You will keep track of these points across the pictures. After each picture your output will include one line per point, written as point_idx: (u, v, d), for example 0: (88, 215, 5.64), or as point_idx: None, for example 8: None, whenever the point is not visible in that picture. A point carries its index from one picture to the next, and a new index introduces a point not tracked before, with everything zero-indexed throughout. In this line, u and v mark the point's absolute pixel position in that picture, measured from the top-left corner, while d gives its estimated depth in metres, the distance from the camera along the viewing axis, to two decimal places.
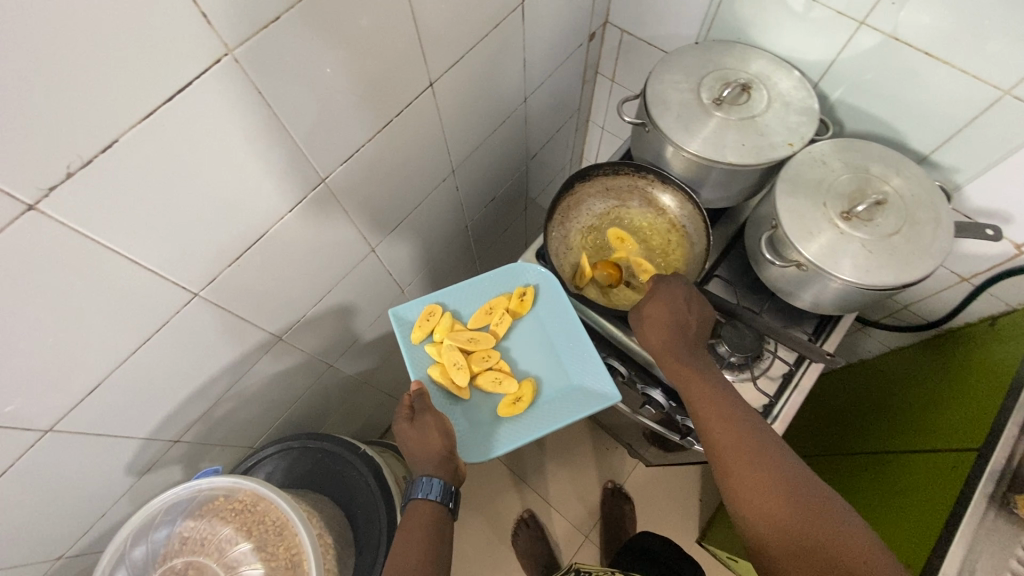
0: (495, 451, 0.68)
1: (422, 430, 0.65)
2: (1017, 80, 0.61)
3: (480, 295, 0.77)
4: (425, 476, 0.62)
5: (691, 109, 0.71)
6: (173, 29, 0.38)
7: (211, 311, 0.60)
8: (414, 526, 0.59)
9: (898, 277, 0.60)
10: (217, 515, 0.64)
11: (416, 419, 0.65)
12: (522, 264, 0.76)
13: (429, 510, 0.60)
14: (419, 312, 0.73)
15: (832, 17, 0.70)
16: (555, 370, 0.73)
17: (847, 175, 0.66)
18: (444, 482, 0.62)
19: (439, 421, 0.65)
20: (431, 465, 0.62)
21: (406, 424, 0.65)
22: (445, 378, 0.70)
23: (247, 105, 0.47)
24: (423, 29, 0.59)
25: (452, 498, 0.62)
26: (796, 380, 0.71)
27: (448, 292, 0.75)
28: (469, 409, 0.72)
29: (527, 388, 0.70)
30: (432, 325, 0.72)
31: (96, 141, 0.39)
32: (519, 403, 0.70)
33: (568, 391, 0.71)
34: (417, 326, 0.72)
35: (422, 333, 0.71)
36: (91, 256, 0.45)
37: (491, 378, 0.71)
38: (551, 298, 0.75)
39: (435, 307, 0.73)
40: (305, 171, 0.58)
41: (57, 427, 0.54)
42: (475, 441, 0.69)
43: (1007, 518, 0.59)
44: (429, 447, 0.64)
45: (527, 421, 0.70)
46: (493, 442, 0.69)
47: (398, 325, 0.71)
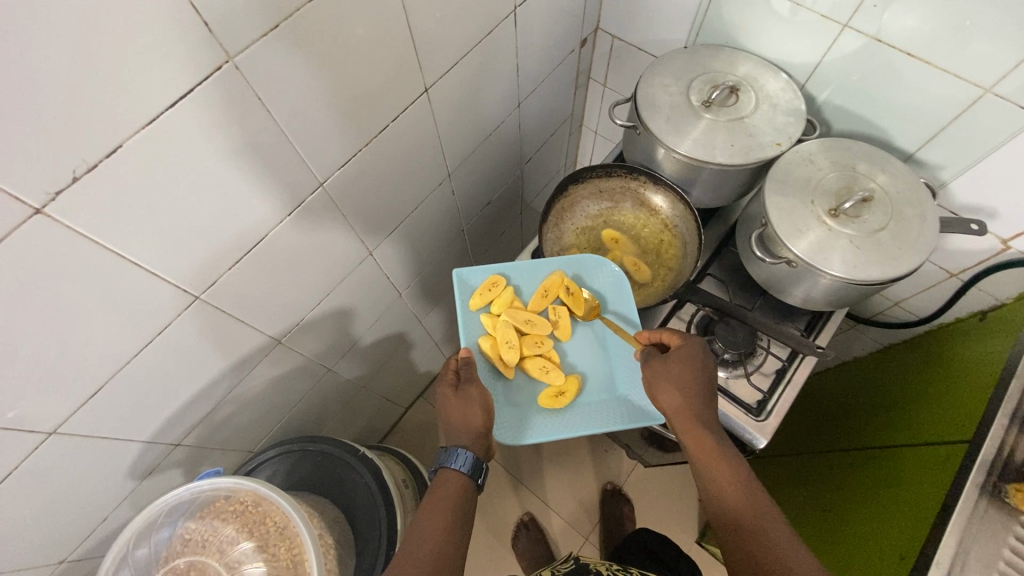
0: (526, 438, 0.67)
1: (466, 402, 0.65)
2: (998, 78, 0.63)
3: (545, 279, 0.76)
4: (460, 448, 0.62)
5: (682, 111, 0.73)
6: (175, 38, 0.40)
7: (211, 314, 0.61)
8: (443, 495, 0.59)
9: (886, 272, 0.62)
10: (218, 517, 0.65)
11: (460, 388, 0.66)
12: (594, 258, 0.76)
13: (458, 482, 0.61)
14: (482, 280, 0.73)
15: (816, 21, 0.72)
16: (602, 374, 0.73)
17: (834, 173, 0.68)
18: (476, 457, 0.62)
19: (483, 396, 0.66)
20: (466, 439, 0.63)
21: (450, 390, 0.66)
22: (494, 352, 0.70)
23: (247, 110, 0.48)
24: (417, 36, 0.60)
25: (481, 474, 0.63)
26: (789, 375, 0.72)
27: (514, 269, 0.74)
28: (508, 389, 0.71)
29: (573, 384, 0.70)
30: (493, 297, 0.71)
31: (101, 146, 0.40)
32: (561, 397, 0.69)
33: (613, 398, 0.72)
34: (478, 294, 0.71)
35: (482, 302, 0.71)
36: (95, 259, 0.46)
37: (538, 365, 0.70)
38: (616, 300, 0.75)
39: (499, 279, 0.72)
40: (303, 175, 0.59)
41: (60, 430, 0.54)
42: (511, 423, 0.69)
43: (999, 507, 0.60)
44: (468, 418, 0.64)
45: (565, 418, 0.69)
46: (526, 429, 0.68)
47: (459, 286, 0.72)
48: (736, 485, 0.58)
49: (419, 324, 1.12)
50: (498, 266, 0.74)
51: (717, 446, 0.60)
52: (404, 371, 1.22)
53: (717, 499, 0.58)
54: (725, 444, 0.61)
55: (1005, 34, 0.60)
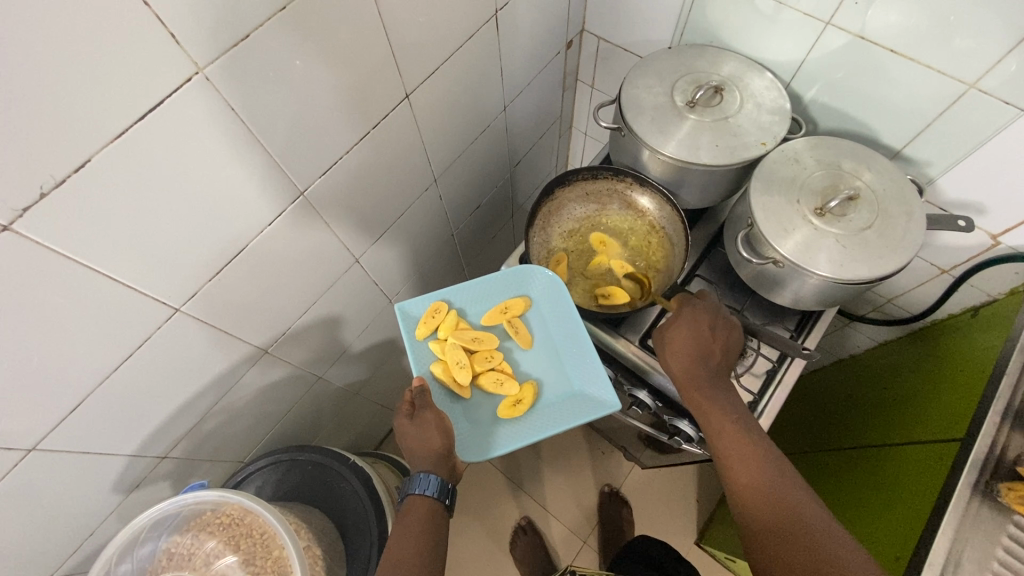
0: (493, 451, 0.66)
1: (423, 427, 0.64)
2: (982, 73, 0.62)
3: (485, 294, 0.75)
4: (424, 472, 0.62)
5: (666, 112, 0.72)
6: (143, 49, 0.39)
7: (194, 325, 0.61)
8: (412, 520, 0.60)
9: (873, 270, 0.61)
10: (204, 529, 0.64)
11: (416, 416, 0.65)
12: (530, 265, 0.74)
13: (427, 506, 0.61)
14: (425, 308, 0.71)
15: (799, 19, 0.71)
16: (555, 376, 0.73)
17: (820, 171, 0.67)
18: (441, 479, 0.62)
19: (439, 419, 0.65)
20: (429, 462, 0.62)
21: (407, 421, 0.65)
22: (447, 376, 0.69)
23: (221, 122, 0.48)
24: (396, 42, 0.60)
25: (450, 495, 0.63)
26: (780, 376, 0.72)
27: (454, 291, 0.73)
28: (468, 409, 0.71)
29: (528, 390, 0.70)
30: (437, 323, 0.70)
31: (69, 161, 0.40)
32: (519, 406, 0.69)
33: (571, 397, 0.70)
34: (422, 323, 0.70)
35: (427, 330, 0.70)
36: (68, 275, 0.45)
37: (493, 379, 0.70)
38: (557, 304, 0.73)
39: (440, 304, 0.72)
40: (284, 184, 0.59)
41: (41, 446, 0.54)
42: (475, 441, 0.68)
43: (992, 506, 0.60)
44: (428, 443, 0.64)
45: (526, 425, 0.69)
46: (492, 441, 0.68)
47: (403, 320, 0.70)
48: (743, 445, 0.60)
49: None
50: (441, 290, 0.73)
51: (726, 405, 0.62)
52: (398, 376, 1.22)
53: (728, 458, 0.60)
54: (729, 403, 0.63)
55: (989, 29, 0.59)
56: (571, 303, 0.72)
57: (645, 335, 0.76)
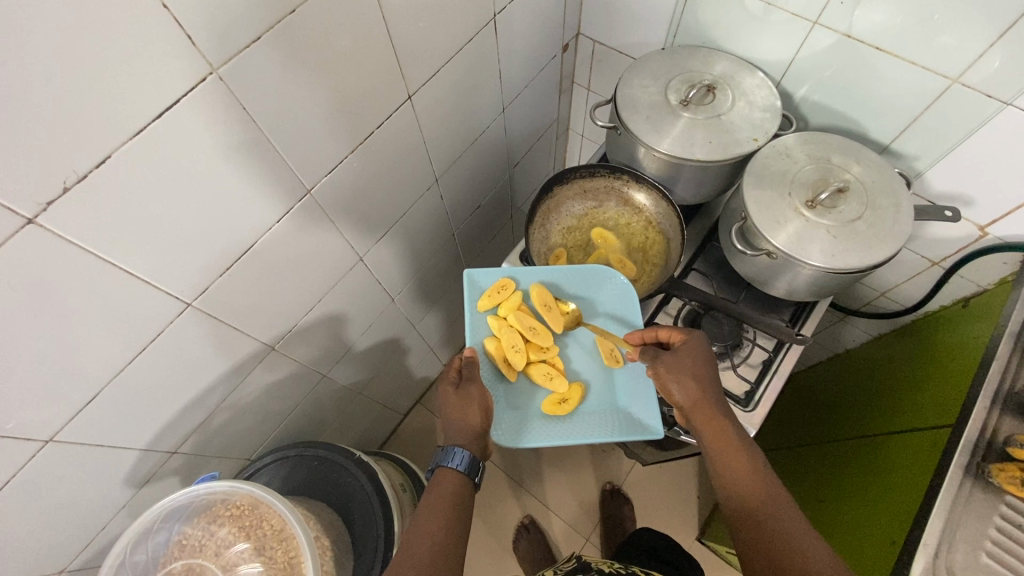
0: (524, 442, 0.68)
1: (465, 400, 0.67)
2: (963, 68, 0.65)
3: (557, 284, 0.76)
4: (457, 447, 0.64)
5: (660, 111, 0.74)
6: (161, 49, 0.41)
7: (204, 321, 0.62)
8: (440, 492, 0.62)
9: (863, 260, 0.63)
10: (214, 520, 0.65)
11: (461, 386, 0.68)
12: (606, 268, 0.76)
13: (455, 480, 0.63)
14: (492, 282, 0.74)
15: (787, 19, 0.74)
16: (607, 383, 0.74)
17: (810, 165, 0.69)
18: (473, 455, 0.64)
19: (482, 395, 0.67)
20: (464, 437, 0.65)
21: (451, 389, 0.68)
22: (497, 353, 0.71)
23: (233, 120, 0.50)
24: (399, 44, 0.62)
25: (478, 473, 0.65)
26: (776, 365, 0.73)
27: (526, 274, 0.76)
28: (509, 392, 0.72)
29: (575, 391, 0.71)
30: (501, 300, 0.73)
31: (90, 157, 0.41)
32: (563, 404, 0.71)
33: (613, 409, 0.72)
34: (486, 295, 0.73)
35: (489, 304, 0.72)
36: (86, 267, 0.47)
37: (542, 371, 0.71)
38: (624, 313, 0.75)
39: (508, 282, 0.74)
40: (291, 182, 0.61)
41: (57, 438, 0.55)
42: (510, 427, 0.70)
43: (983, 487, 0.61)
44: (467, 417, 0.66)
45: (564, 426, 0.70)
46: (525, 432, 0.69)
47: (468, 287, 0.74)
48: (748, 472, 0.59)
49: (413, 330, 1.13)
50: (512, 270, 0.75)
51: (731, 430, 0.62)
52: (400, 376, 1.23)
53: (732, 487, 0.59)
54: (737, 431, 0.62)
55: (970, 26, 0.62)
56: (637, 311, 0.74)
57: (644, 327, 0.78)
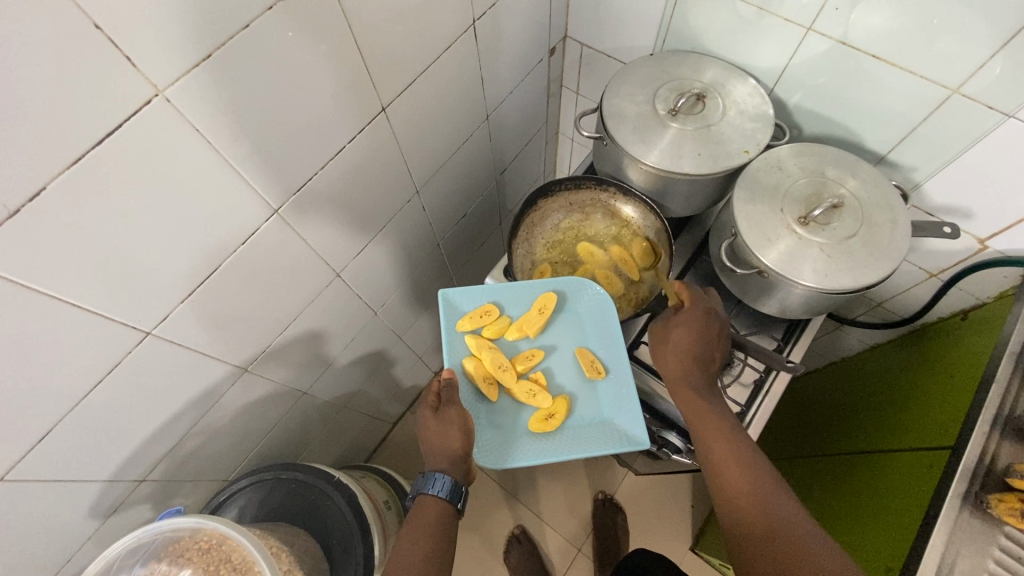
0: (511, 462, 0.64)
1: (445, 423, 0.64)
2: (964, 78, 0.62)
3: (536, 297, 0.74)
4: (438, 473, 0.62)
5: (648, 121, 0.71)
6: (97, 73, 0.38)
7: (168, 348, 0.60)
8: (421, 521, 0.60)
9: (857, 280, 0.60)
10: (181, 557, 0.62)
11: (440, 410, 0.65)
12: (582, 279, 0.74)
13: (437, 507, 0.61)
14: (472, 304, 0.71)
15: (780, 24, 0.71)
16: (591, 394, 0.70)
17: (803, 179, 0.67)
18: (454, 480, 0.63)
19: (462, 417, 0.65)
20: (445, 462, 0.63)
21: (431, 414, 0.65)
22: (477, 374, 0.68)
23: (186, 142, 0.47)
24: (369, 55, 0.59)
25: (461, 498, 0.63)
26: (767, 386, 0.71)
27: (506, 293, 0.72)
28: (491, 412, 0.69)
29: (561, 404, 0.67)
30: (483, 322, 0.70)
31: (21, 190, 0.38)
32: (551, 420, 0.67)
33: (599, 422, 0.68)
34: (466, 316, 0.70)
35: (470, 325, 0.69)
36: (31, 304, 0.44)
37: (525, 388, 0.68)
38: (603, 323, 0.72)
39: (490, 305, 0.71)
40: (257, 203, 0.58)
41: (9, 477, 0.53)
42: (493, 449, 0.66)
43: (982, 517, 0.59)
44: (447, 442, 0.64)
45: (550, 442, 0.67)
46: (511, 452, 0.66)
47: (445, 307, 0.70)
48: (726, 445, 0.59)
49: (398, 341, 1.10)
50: (492, 290, 0.72)
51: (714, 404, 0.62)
52: (386, 387, 1.20)
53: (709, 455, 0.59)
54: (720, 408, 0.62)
55: (972, 34, 0.58)
56: (615, 320, 0.72)
57: (631, 344, 0.76)
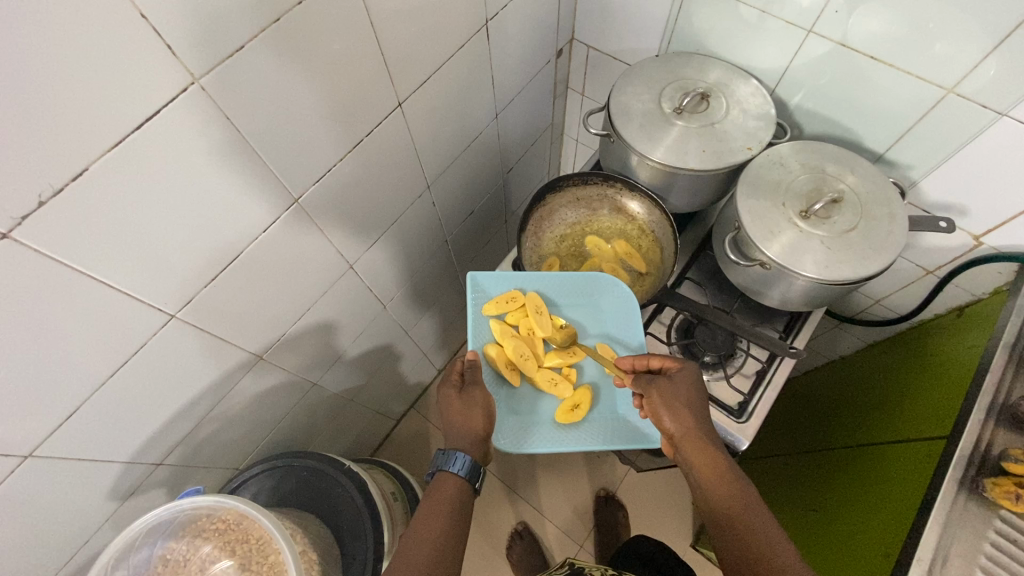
0: (527, 448, 0.68)
1: (468, 403, 0.66)
2: (958, 78, 0.64)
3: (564, 292, 0.76)
4: (459, 451, 0.62)
5: (654, 119, 0.74)
6: (141, 60, 0.40)
7: (189, 332, 0.61)
8: (439, 498, 0.60)
9: (857, 272, 0.63)
10: (199, 535, 0.65)
11: (464, 390, 0.67)
12: (608, 277, 0.76)
13: (455, 486, 0.61)
14: (500, 291, 0.73)
15: (782, 27, 0.73)
16: (608, 388, 0.73)
17: (804, 175, 0.69)
18: (474, 460, 0.62)
19: (485, 399, 0.67)
20: (466, 441, 0.63)
21: (454, 392, 0.67)
22: (499, 359, 0.69)
23: (218, 130, 0.49)
24: (388, 50, 0.61)
25: (479, 478, 0.63)
26: (769, 376, 0.73)
27: (535, 283, 0.74)
28: (510, 397, 0.71)
29: (585, 396, 0.70)
30: (509, 309, 0.72)
31: (67, 170, 0.40)
32: (576, 411, 0.69)
33: (616, 417, 0.71)
34: (494, 302, 0.71)
35: (495, 310, 0.71)
36: (67, 282, 0.46)
37: (547, 378, 0.70)
38: (625, 321, 0.74)
39: (517, 294, 0.73)
40: (279, 191, 0.60)
41: (37, 453, 0.54)
42: (513, 433, 0.69)
43: (978, 501, 0.61)
44: (470, 422, 0.65)
45: (569, 433, 0.69)
46: (528, 437, 0.69)
47: (473, 291, 0.73)
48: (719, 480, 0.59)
49: (405, 336, 1.12)
50: (520, 279, 0.74)
51: (725, 468, 0.60)
52: (392, 382, 1.22)
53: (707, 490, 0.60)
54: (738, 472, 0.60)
55: (965, 35, 0.61)
56: (637, 321, 0.74)
57: None
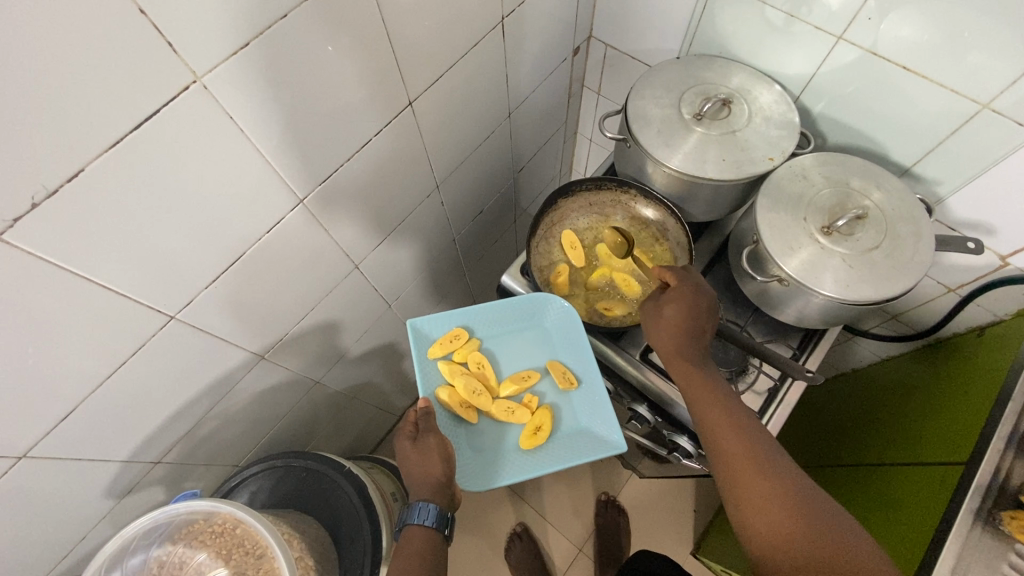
0: (496, 482, 0.65)
1: (425, 452, 0.63)
2: (995, 93, 0.61)
3: (506, 319, 0.75)
4: (421, 501, 0.62)
5: (672, 125, 0.71)
6: (140, 60, 0.38)
7: (189, 333, 0.60)
8: (409, 553, 0.59)
9: (879, 292, 0.60)
10: (195, 539, 0.64)
11: (418, 439, 0.64)
12: (545, 294, 0.73)
13: (424, 537, 0.61)
14: (442, 332, 0.72)
15: (811, 32, 0.70)
16: (566, 405, 0.71)
17: (828, 189, 0.66)
18: (440, 508, 0.62)
19: (442, 444, 0.64)
20: (427, 490, 0.62)
21: (409, 444, 0.64)
22: (453, 401, 0.68)
23: (222, 129, 0.47)
24: (400, 48, 0.59)
25: (448, 524, 0.62)
26: (781, 395, 0.71)
27: (474, 315, 0.74)
28: (472, 435, 0.70)
29: (544, 416, 0.69)
30: (453, 347, 0.71)
31: (60, 171, 0.39)
32: (539, 433, 0.68)
33: (578, 431, 0.69)
34: (437, 344, 0.71)
35: (441, 352, 0.71)
36: (62, 284, 0.44)
37: (504, 407, 0.69)
38: (570, 335, 0.73)
39: (459, 331, 0.72)
40: (284, 192, 0.58)
41: (31, 453, 0.53)
42: (477, 471, 0.67)
43: (993, 534, 0.59)
44: (429, 469, 0.63)
45: (536, 457, 0.67)
46: (495, 473, 0.66)
47: (415, 337, 0.71)
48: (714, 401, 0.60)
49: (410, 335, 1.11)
50: (461, 314, 0.73)
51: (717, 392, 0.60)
52: (396, 380, 1.21)
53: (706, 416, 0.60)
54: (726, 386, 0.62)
55: (1004, 49, 0.58)
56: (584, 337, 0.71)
57: (646, 348, 0.75)
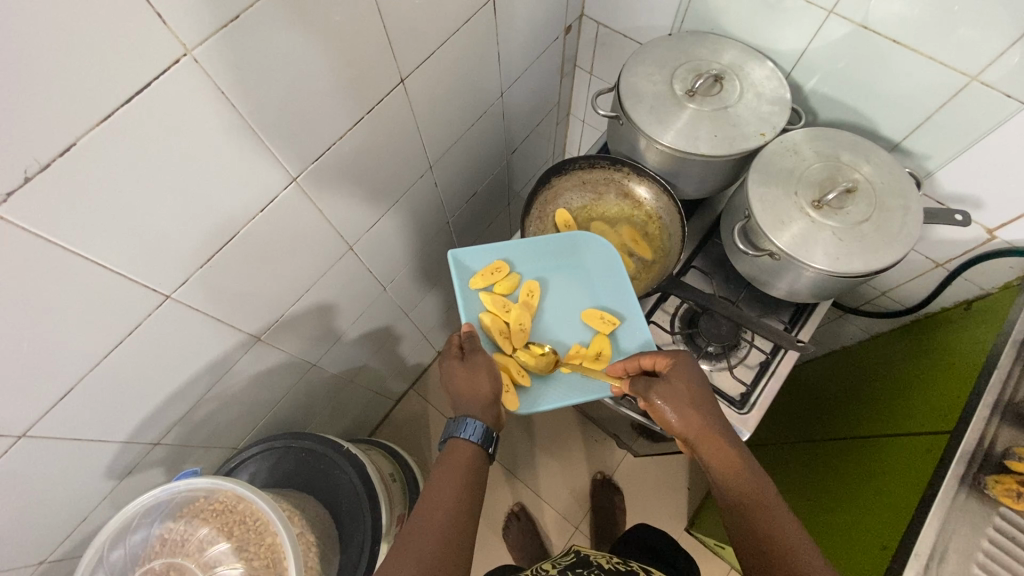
0: (539, 405, 0.68)
1: (473, 370, 0.66)
2: (984, 65, 0.62)
3: (546, 254, 0.76)
4: (470, 417, 0.61)
5: (664, 101, 0.71)
6: (129, 29, 0.38)
7: (185, 313, 0.60)
8: (454, 463, 0.59)
9: (867, 264, 0.61)
10: (197, 516, 0.65)
11: (466, 359, 0.67)
12: (588, 233, 0.76)
13: (468, 452, 0.60)
14: (483, 264, 0.73)
15: (802, 7, 0.70)
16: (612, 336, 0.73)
17: (818, 163, 0.67)
18: (486, 426, 0.62)
19: (490, 363, 0.66)
20: (476, 408, 0.63)
21: (456, 362, 0.66)
22: (495, 328, 0.70)
23: (212, 105, 0.47)
24: (390, 24, 0.58)
25: (492, 443, 0.62)
26: (773, 367, 0.72)
27: (515, 250, 0.75)
28: None
29: (603, 342, 0.70)
30: (495, 279, 0.72)
31: (52, 145, 0.39)
32: (600, 358, 0.70)
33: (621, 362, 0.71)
34: (479, 275, 0.72)
35: (483, 283, 0.71)
36: (55, 261, 0.44)
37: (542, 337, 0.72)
38: (610, 272, 0.75)
39: (500, 264, 0.73)
40: (277, 171, 0.58)
41: (31, 433, 0.54)
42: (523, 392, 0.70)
43: (978, 498, 0.60)
44: (476, 388, 0.64)
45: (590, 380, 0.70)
46: (539, 396, 0.69)
47: (456, 268, 0.71)
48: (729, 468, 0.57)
49: (406, 317, 1.11)
50: (500, 249, 0.74)
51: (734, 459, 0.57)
52: (392, 363, 1.21)
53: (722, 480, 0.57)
54: (757, 468, 0.57)
55: (991, 22, 0.59)
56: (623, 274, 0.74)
57: None
